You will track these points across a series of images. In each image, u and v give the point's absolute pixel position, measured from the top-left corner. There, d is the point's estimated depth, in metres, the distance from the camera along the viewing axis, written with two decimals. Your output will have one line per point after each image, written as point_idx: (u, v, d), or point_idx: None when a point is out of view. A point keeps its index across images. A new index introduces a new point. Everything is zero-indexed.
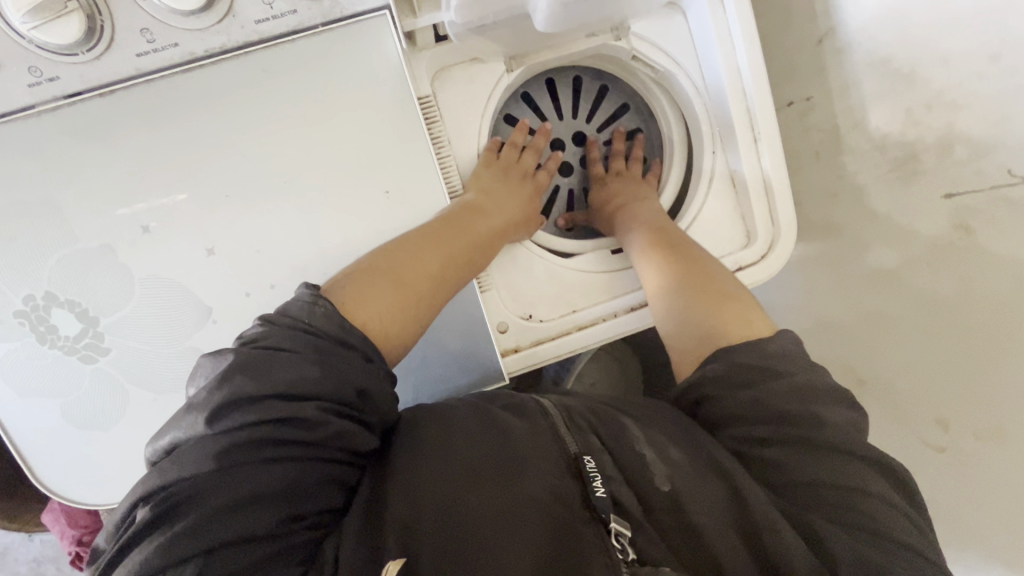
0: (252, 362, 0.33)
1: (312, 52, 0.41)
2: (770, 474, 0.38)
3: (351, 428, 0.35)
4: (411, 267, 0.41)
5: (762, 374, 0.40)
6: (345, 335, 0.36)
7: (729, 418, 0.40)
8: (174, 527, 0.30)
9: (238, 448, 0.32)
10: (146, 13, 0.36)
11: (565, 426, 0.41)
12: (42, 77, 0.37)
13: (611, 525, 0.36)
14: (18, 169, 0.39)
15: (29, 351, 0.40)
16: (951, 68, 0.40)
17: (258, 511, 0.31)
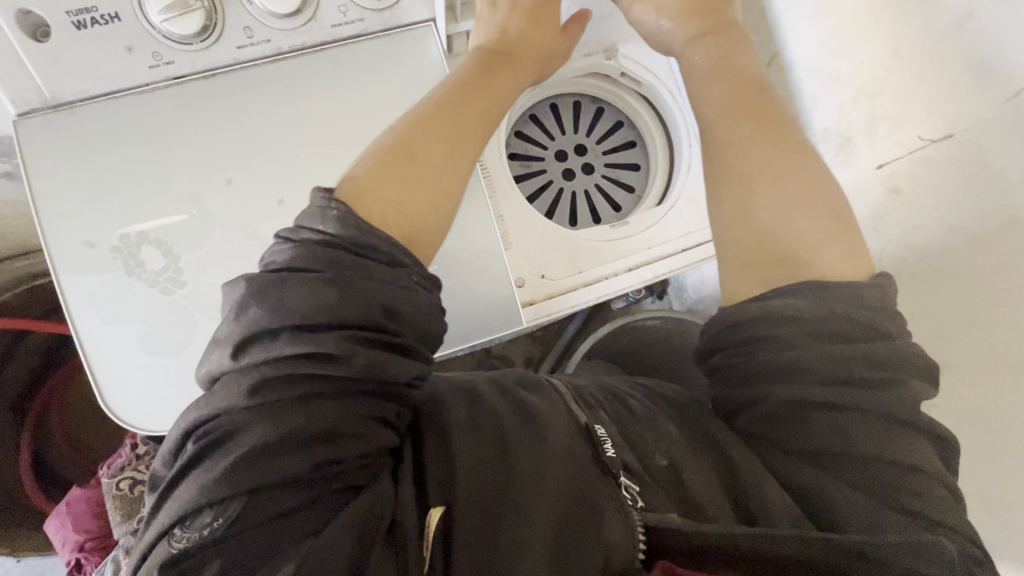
0: (267, 296, 0.33)
1: (371, 51, 0.51)
2: (813, 432, 0.37)
3: (380, 357, 0.34)
4: (425, 145, 0.42)
5: (843, 324, 0.37)
6: (365, 246, 0.35)
7: (786, 371, 0.37)
8: (216, 467, 0.31)
9: (269, 387, 0.32)
10: (250, 15, 0.46)
11: (576, 404, 0.44)
12: (160, 61, 0.47)
13: (619, 477, 0.39)
14: (127, 132, 0.48)
15: (118, 282, 0.47)
16: (867, 66, 0.52)
17: (293, 454, 0.31)
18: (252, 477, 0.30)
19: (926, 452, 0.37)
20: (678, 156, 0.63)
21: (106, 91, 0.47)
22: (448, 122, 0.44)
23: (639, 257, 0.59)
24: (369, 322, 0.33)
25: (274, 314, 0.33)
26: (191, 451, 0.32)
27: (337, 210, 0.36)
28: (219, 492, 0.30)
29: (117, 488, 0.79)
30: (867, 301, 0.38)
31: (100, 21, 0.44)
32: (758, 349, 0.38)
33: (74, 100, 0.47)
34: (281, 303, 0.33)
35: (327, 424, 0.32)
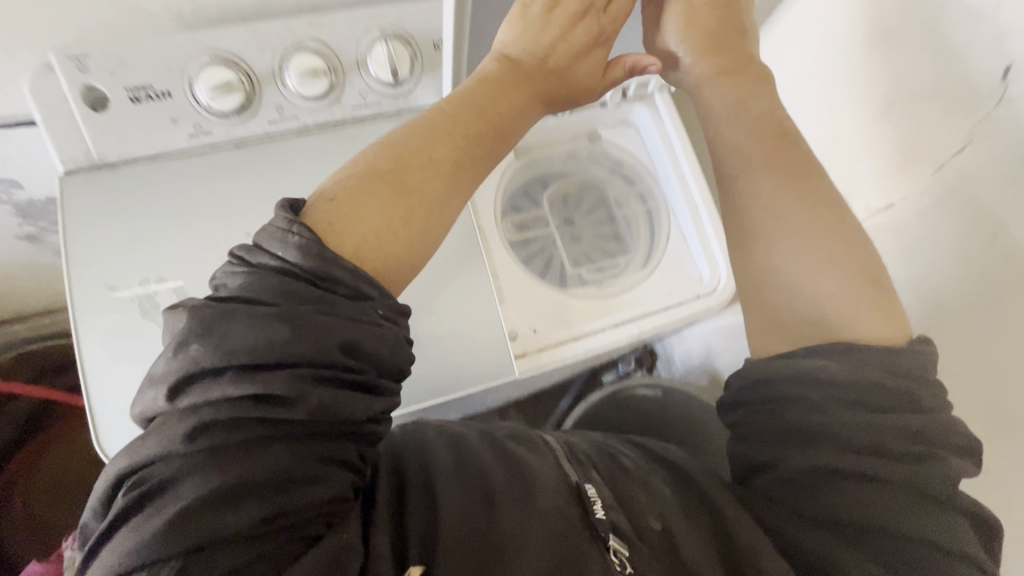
0: (210, 328, 0.31)
1: (384, 128, 0.59)
2: (832, 500, 0.38)
3: (332, 397, 0.32)
4: (408, 163, 0.39)
5: (877, 394, 0.38)
6: (321, 277, 0.33)
7: (812, 432, 0.39)
8: (156, 519, 0.29)
9: (214, 429, 0.31)
10: (283, 96, 0.54)
11: (566, 461, 0.45)
12: (200, 131, 0.53)
13: (608, 541, 0.39)
14: (162, 190, 0.53)
15: (132, 323, 0.49)
16: None
17: (236, 506, 0.30)
18: (196, 528, 0.29)
19: (962, 530, 0.36)
20: (659, 223, 0.68)
21: (150, 155, 0.53)
22: (441, 134, 0.41)
23: (626, 314, 0.63)
24: (321, 361, 0.32)
25: (214, 351, 0.31)
26: (127, 501, 0.30)
27: (298, 238, 0.33)
28: (155, 548, 0.29)
29: None
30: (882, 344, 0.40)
31: (153, 96, 0.51)
32: (783, 408, 0.41)
33: (119, 161, 0.53)
34: (222, 338, 0.31)
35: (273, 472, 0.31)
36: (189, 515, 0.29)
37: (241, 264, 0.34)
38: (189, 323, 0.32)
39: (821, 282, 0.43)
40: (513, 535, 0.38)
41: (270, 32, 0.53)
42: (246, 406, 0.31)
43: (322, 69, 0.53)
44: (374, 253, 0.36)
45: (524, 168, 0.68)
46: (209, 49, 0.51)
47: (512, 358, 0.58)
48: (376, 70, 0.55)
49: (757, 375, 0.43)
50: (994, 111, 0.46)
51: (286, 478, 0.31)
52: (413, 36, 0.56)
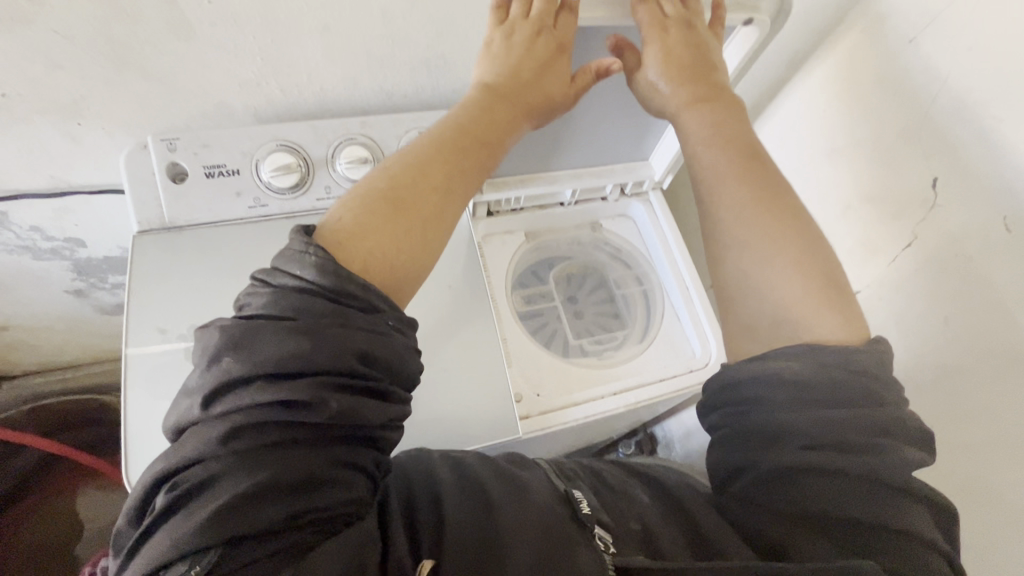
0: (242, 343, 0.36)
1: None
2: (798, 493, 0.43)
3: (350, 403, 0.37)
4: (409, 183, 0.48)
5: (840, 391, 0.43)
6: (341, 292, 0.39)
7: (787, 432, 0.44)
8: (194, 515, 0.33)
9: (245, 433, 0.35)
10: (332, 179, 0.64)
11: (554, 474, 0.52)
12: (259, 203, 0.62)
13: (596, 531, 0.45)
14: (219, 251, 0.61)
15: (176, 364, 0.54)
16: None
17: (268, 502, 0.34)
18: (229, 522, 0.33)
19: (918, 515, 0.42)
20: (655, 303, 0.74)
21: (212, 220, 0.61)
22: (439, 159, 0.50)
23: (623, 385, 0.67)
24: (341, 370, 0.37)
25: (247, 362, 0.36)
26: (166, 502, 0.34)
27: (314, 258, 0.40)
28: (195, 542, 0.33)
29: None
30: (858, 364, 0.44)
31: (224, 173, 0.61)
32: (750, 408, 0.46)
33: (185, 225, 0.61)
34: (256, 350, 0.36)
35: (299, 473, 0.35)
36: (226, 512, 0.33)
37: (266, 284, 0.40)
38: (223, 337, 0.37)
39: (785, 295, 0.49)
40: (511, 519, 0.44)
41: (328, 128, 0.64)
42: (273, 411, 0.36)
43: (368, 158, 0.64)
44: (383, 267, 0.43)
45: (532, 251, 0.77)
46: (277, 138, 0.62)
47: (518, 419, 0.62)
48: None
49: (737, 387, 0.48)
50: (930, 213, 0.55)
51: (309, 480, 0.36)
52: None
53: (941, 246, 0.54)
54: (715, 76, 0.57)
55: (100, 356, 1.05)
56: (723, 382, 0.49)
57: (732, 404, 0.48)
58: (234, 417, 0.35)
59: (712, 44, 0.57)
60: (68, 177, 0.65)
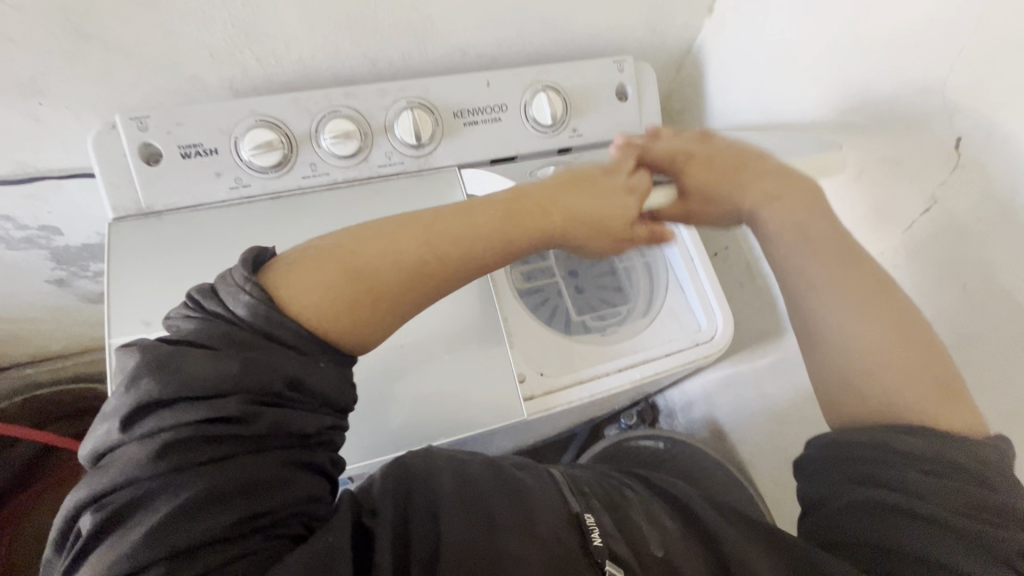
0: (165, 363, 0.35)
1: (408, 184, 0.64)
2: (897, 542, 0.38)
3: (282, 413, 0.36)
4: (386, 246, 0.43)
5: (942, 460, 0.39)
6: (269, 312, 0.38)
7: (885, 482, 0.40)
8: (130, 538, 0.31)
9: (179, 448, 0.33)
10: (317, 155, 0.61)
11: (568, 492, 0.50)
12: (240, 184, 0.59)
13: (605, 566, 0.43)
14: (202, 235, 0.58)
15: None
16: None
17: (207, 512, 0.32)
18: (174, 538, 0.31)
19: None
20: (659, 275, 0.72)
21: (192, 204, 0.58)
22: (451, 230, 0.45)
23: (628, 360, 0.66)
24: (270, 381, 0.36)
25: (169, 379, 0.34)
26: (94, 532, 0.32)
27: (249, 290, 0.38)
28: (131, 565, 0.30)
29: None
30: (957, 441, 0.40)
31: (202, 153, 0.57)
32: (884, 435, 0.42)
33: (163, 210, 0.57)
34: (177, 367, 0.34)
35: (238, 480, 0.34)
36: (161, 529, 0.31)
37: (194, 311, 0.38)
38: (139, 361, 0.35)
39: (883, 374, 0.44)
40: (521, 555, 0.42)
41: (310, 100, 0.59)
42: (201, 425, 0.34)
43: (354, 131, 0.60)
44: (324, 327, 0.39)
45: None
46: (256, 113, 0.58)
47: (522, 401, 0.60)
48: (401, 133, 0.61)
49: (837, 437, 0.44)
50: (953, 176, 0.50)
51: (250, 487, 0.34)
52: (436, 105, 0.63)
53: (964, 212, 0.50)
54: (806, 181, 0.51)
55: (90, 344, 1.02)
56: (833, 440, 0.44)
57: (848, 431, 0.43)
58: (157, 434, 0.34)
59: (798, 172, 0.52)
60: (34, 162, 0.61)
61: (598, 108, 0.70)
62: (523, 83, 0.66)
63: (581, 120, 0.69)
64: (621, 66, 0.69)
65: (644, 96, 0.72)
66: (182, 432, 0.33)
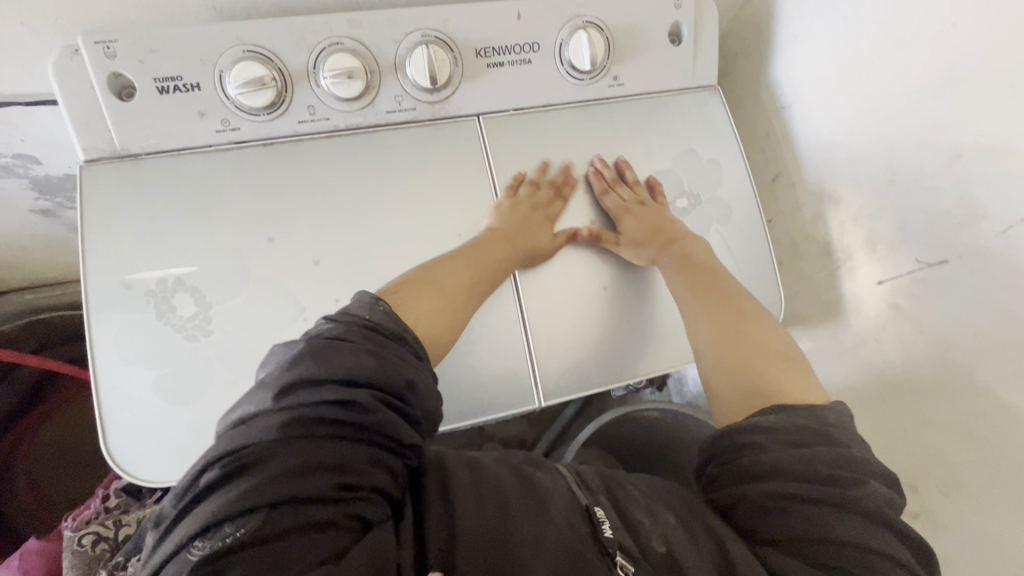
0: (317, 350, 0.40)
1: (420, 136, 0.56)
2: (795, 526, 0.39)
3: (394, 416, 0.40)
4: (447, 276, 0.52)
5: (803, 433, 0.42)
6: (399, 338, 0.43)
7: (759, 473, 0.42)
8: (239, 483, 0.35)
9: (301, 418, 0.37)
10: (316, 96, 0.52)
11: (576, 484, 0.46)
12: (227, 127, 0.51)
13: (616, 559, 0.40)
14: (183, 185, 0.51)
15: (146, 324, 0.47)
16: (865, 191, 0.57)
17: (313, 477, 0.35)
18: (271, 494, 0.34)
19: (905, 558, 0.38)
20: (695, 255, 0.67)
21: (173, 148, 0.50)
22: (476, 264, 0.54)
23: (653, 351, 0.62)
24: (395, 387, 0.41)
25: (317, 362, 0.39)
26: (217, 472, 0.35)
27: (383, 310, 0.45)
28: (242, 504, 0.33)
29: (79, 545, 0.74)
30: (824, 420, 0.44)
31: (182, 88, 0.49)
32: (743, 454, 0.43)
33: (142, 153, 0.50)
34: (327, 357, 0.39)
35: (347, 454, 0.37)
36: (276, 480, 0.35)
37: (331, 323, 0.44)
38: (296, 349, 0.41)
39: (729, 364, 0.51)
40: (531, 547, 0.39)
41: (306, 28, 0.50)
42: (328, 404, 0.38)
43: (358, 70, 0.51)
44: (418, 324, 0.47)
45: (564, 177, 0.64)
46: (243, 43, 0.49)
47: (534, 386, 0.58)
48: (414, 74, 0.52)
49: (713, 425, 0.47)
50: None
51: (353, 465, 0.37)
52: (456, 41, 0.53)
53: None
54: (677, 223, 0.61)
55: None
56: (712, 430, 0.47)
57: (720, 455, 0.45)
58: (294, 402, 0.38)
59: (705, 270, 0.58)
60: None
61: (647, 53, 0.59)
62: (560, 18, 0.55)
63: (625, 68, 0.59)
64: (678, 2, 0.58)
65: (702, 39, 0.60)
66: (314, 404, 0.37)
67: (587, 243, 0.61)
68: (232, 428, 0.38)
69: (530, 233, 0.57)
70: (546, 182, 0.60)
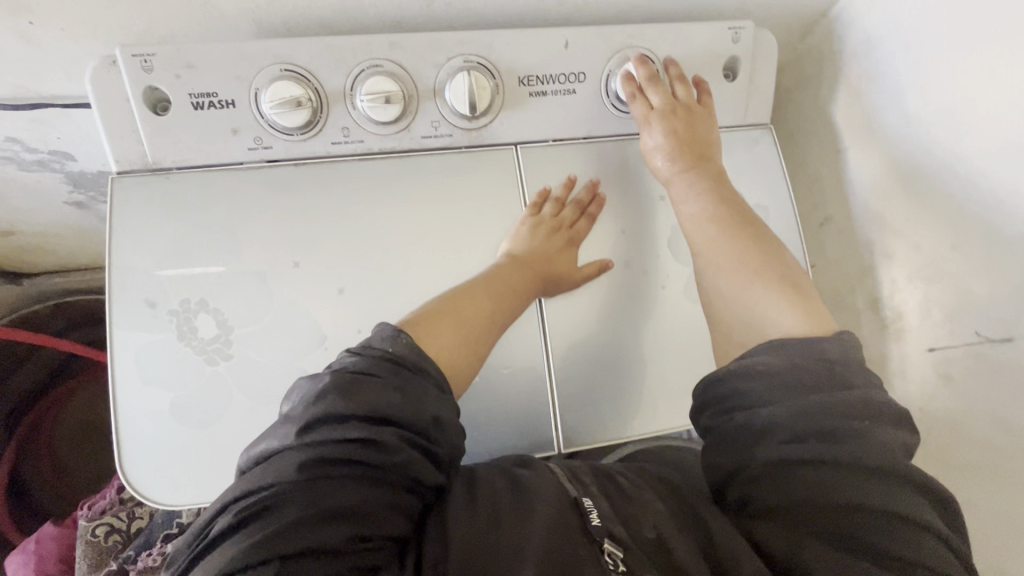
0: (341, 384, 0.38)
1: (455, 164, 0.54)
2: (794, 490, 0.38)
3: (416, 456, 0.38)
4: (470, 306, 0.49)
5: (804, 380, 0.41)
6: (423, 369, 0.42)
7: (752, 441, 0.41)
8: (255, 531, 0.33)
9: (320, 461, 0.35)
10: (351, 118, 0.50)
11: (566, 480, 0.45)
12: (260, 145, 0.50)
13: (603, 545, 0.39)
14: (212, 203, 0.50)
15: (167, 345, 0.47)
16: (924, 250, 0.53)
17: (331, 525, 0.34)
18: (287, 544, 0.33)
19: (919, 529, 0.36)
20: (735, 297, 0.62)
21: (203, 164, 0.49)
22: (499, 290, 0.51)
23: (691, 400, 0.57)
24: (418, 425, 0.39)
25: (341, 397, 0.37)
26: (235, 516, 0.34)
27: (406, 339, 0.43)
28: (257, 555, 0.32)
29: (91, 535, 0.75)
30: (828, 355, 0.42)
31: (216, 104, 0.48)
32: (737, 419, 0.42)
33: (173, 167, 0.49)
34: (352, 392, 0.38)
35: (366, 499, 0.35)
36: (292, 528, 0.33)
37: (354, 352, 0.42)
38: (319, 382, 0.39)
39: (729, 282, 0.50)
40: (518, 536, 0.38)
41: (346, 49, 0.48)
42: (350, 445, 0.36)
43: (396, 94, 0.49)
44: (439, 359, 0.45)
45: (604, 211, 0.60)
46: (281, 61, 0.48)
47: (552, 428, 0.55)
48: (453, 99, 0.50)
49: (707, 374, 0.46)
50: None
51: (372, 511, 0.36)
52: (499, 67, 0.51)
53: None
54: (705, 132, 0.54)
55: None
56: (706, 378, 0.46)
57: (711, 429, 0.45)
58: (316, 442, 0.36)
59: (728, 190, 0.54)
60: (34, 87, 0.53)
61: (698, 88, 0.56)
62: (609, 48, 0.53)
63: None
64: (737, 35, 0.55)
65: (757, 76, 0.57)
66: (336, 444, 0.36)
67: (623, 281, 0.57)
68: (253, 465, 0.37)
69: (548, 258, 0.55)
70: (570, 200, 0.57)
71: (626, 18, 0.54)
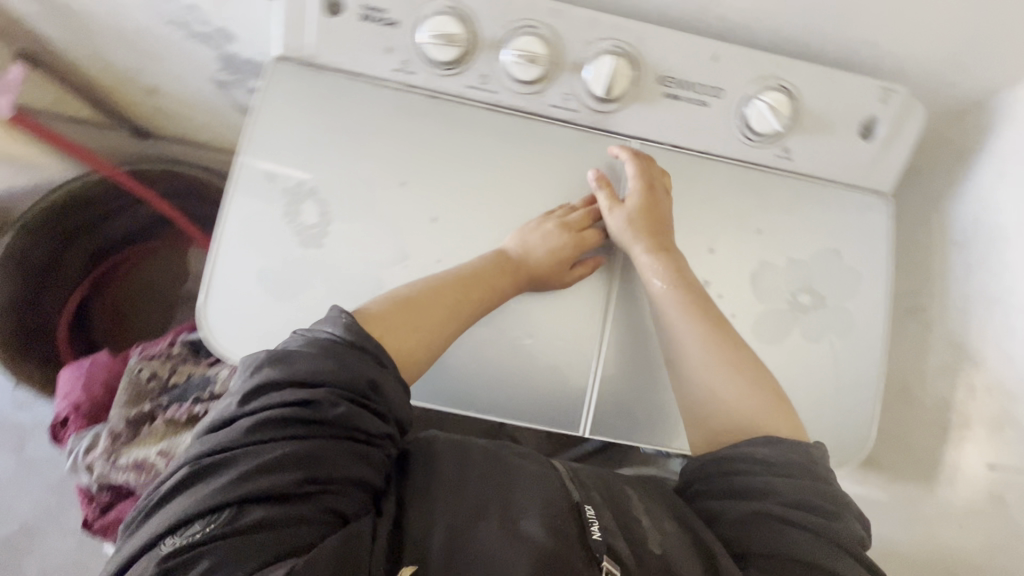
0: (276, 357, 0.42)
1: (573, 138, 0.56)
2: (773, 544, 0.42)
3: (358, 412, 0.41)
4: (431, 301, 0.49)
5: (787, 465, 0.46)
6: (361, 342, 0.44)
7: (745, 493, 0.45)
8: (211, 483, 0.38)
9: (264, 428, 0.39)
10: (495, 67, 0.53)
11: (568, 480, 0.48)
12: (405, 67, 0.53)
13: (602, 563, 0.41)
14: (348, 106, 0.54)
15: (271, 216, 0.52)
16: (1016, 366, 0.51)
17: (280, 472, 0.38)
18: (242, 493, 0.37)
19: None
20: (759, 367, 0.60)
21: (352, 69, 0.53)
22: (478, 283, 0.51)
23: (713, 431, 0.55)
24: (357, 386, 0.42)
25: (278, 365, 0.41)
26: (189, 469, 0.39)
27: (344, 317, 0.45)
28: (211, 506, 0.37)
29: (137, 374, 0.81)
30: (820, 461, 0.47)
31: (382, 21, 0.51)
32: (729, 478, 0.47)
33: (324, 66, 0.54)
34: (287, 361, 0.42)
35: (309, 451, 0.39)
36: (241, 481, 0.38)
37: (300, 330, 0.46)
38: (260, 357, 0.43)
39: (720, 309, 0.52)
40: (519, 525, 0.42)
41: (511, 3, 0.51)
42: (288, 411, 0.40)
43: (543, 57, 0.51)
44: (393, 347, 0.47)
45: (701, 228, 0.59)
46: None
47: (585, 416, 0.54)
48: (592, 77, 0.52)
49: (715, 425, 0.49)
50: None
51: (321, 464, 0.39)
52: (644, 59, 0.53)
53: None
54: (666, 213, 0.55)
55: None
56: (710, 452, 0.50)
57: (702, 480, 0.49)
58: (257, 410, 0.40)
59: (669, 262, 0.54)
60: None
61: (832, 135, 0.55)
62: (754, 74, 0.53)
63: (801, 142, 0.55)
64: (887, 97, 0.54)
65: (895, 143, 0.56)
66: (276, 409, 0.40)
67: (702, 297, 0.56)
68: (204, 431, 0.42)
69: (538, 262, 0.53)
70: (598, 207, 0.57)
71: (779, 50, 0.55)
